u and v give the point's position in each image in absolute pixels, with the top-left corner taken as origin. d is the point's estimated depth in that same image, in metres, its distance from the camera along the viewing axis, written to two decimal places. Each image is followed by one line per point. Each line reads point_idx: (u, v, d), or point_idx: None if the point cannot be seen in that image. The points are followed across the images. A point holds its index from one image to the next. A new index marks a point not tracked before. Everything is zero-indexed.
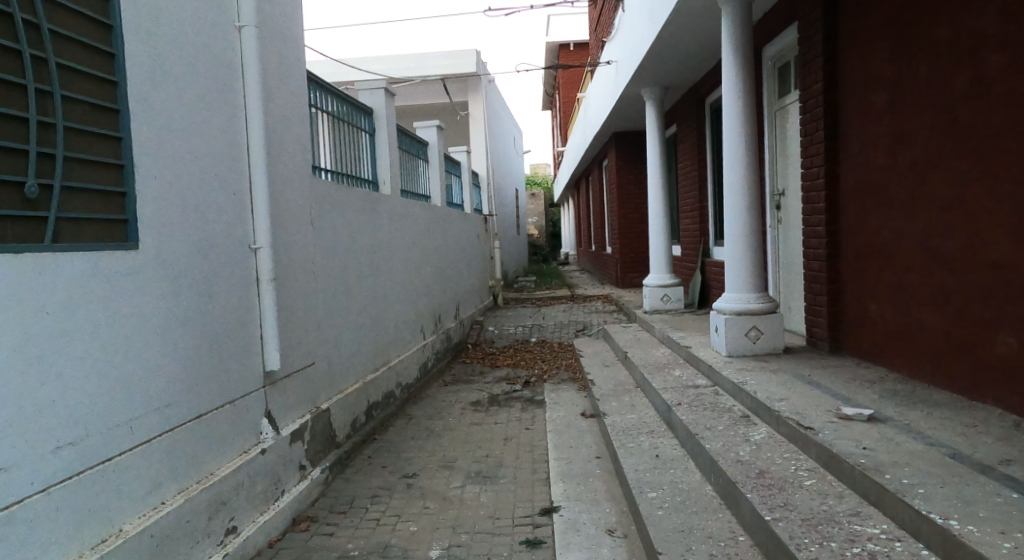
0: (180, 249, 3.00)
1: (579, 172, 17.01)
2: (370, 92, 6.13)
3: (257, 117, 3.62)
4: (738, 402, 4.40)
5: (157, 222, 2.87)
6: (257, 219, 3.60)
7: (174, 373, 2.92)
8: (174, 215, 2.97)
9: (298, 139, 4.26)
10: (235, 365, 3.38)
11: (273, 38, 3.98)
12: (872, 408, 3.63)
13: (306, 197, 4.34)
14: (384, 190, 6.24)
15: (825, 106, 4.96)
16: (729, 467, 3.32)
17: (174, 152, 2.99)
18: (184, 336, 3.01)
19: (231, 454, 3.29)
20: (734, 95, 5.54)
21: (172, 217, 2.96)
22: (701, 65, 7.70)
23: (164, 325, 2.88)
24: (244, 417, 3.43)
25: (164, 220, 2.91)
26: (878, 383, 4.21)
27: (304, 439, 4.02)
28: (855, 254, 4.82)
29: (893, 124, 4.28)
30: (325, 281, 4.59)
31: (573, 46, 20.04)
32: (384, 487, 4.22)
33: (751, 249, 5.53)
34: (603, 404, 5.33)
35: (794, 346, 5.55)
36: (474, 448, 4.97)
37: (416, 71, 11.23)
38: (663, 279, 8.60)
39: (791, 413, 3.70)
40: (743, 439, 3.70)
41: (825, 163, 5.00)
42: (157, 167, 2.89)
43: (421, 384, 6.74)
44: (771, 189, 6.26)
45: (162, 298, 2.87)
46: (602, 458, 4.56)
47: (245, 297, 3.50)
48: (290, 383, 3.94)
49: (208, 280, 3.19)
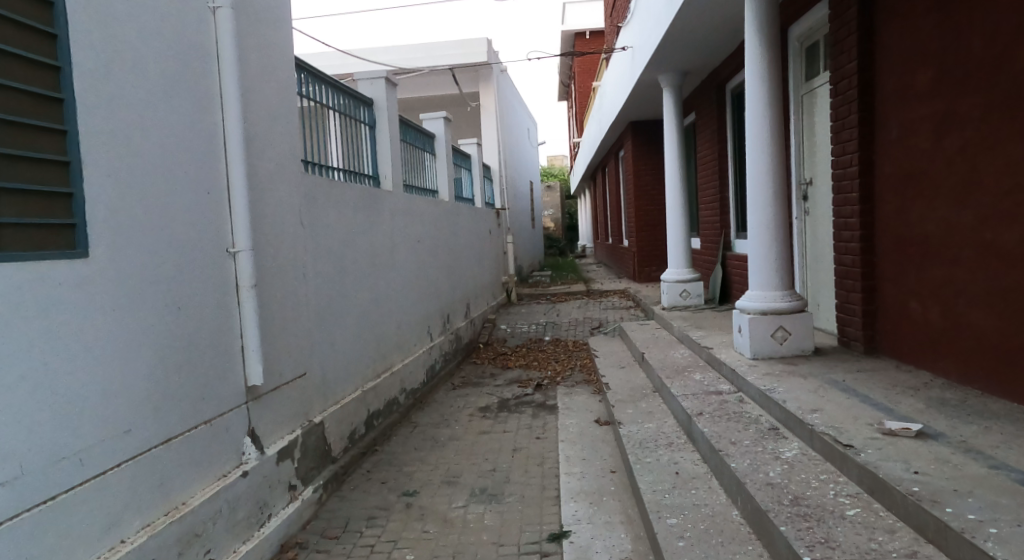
0: (143, 256, 2.70)
1: (595, 163, 16.60)
2: (370, 81, 5.80)
3: (235, 109, 3.30)
4: (764, 412, 4.05)
5: (113, 228, 2.57)
6: (236, 220, 3.30)
7: (135, 394, 2.63)
8: (132, 219, 2.66)
9: (286, 131, 3.95)
10: (210, 383, 3.07)
11: (255, 24, 3.67)
12: (921, 422, 3.26)
13: (295, 196, 4.02)
14: (386, 185, 5.90)
15: (859, 87, 4.58)
16: (757, 492, 2.97)
17: (133, 146, 2.68)
18: (148, 353, 2.70)
19: (208, 479, 3.00)
20: (757, 77, 5.14)
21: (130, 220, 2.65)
22: (721, 49, 7.29)
23: (121, 344, 2.58)
24: (223, 438, 3.14)
25: (122, 225, 2.61)
26: (923, 391, 3.83)
27: (294, 457, 3.73)
28: (893, 247, 4.45)
29: (941, 105, 3.91)
30: (318, 285, 4.30)
31: (589, 34, 19.59)
32: (382, 507, 3.92)
33: (777, 243, 5.14)
34: (619, 410, 4.97)
35: (824, 346, 5.16)
36: (480, 462, 4.64)
37: (424, 62, 11.03)
38: (682, 274, 8.22)
39: (826, 427, 3.34)
40: (773, 456, 3.34)
41: (858, 149, 4.62)
42: (115, 163, 2.59)
43: (428, 388, 6.44)
44: (798, 178, 5.88)
45: (119, 312, 2.57)
46: (617, 472, 4.22)
47: (223, 307, 3.20)
48: (276, 397, 3.64)
49: (177, 291, 2.89)
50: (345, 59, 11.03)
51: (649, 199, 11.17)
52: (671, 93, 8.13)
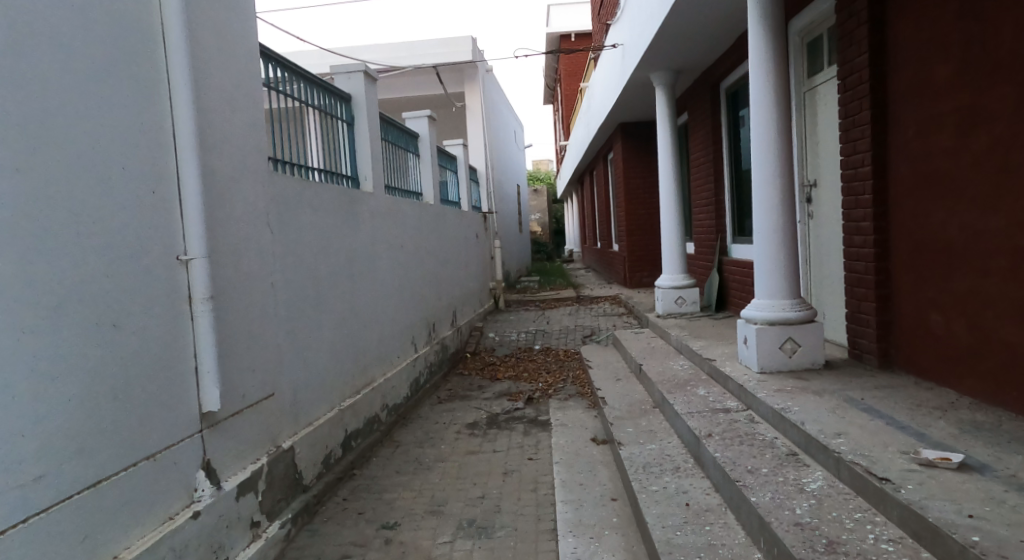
0: (58, 270, 2.32)
1: (584, 165, 16.27)
2: (346, 75, 5.37)
3: (184, 99, 2.92)
4: (779, 434, 3.69)
5: (15, 240, 2.19)
6: (188, 224, 2.92)
7: (46, 433, 2.24)
8: (42, 229, 2.28)
9: (250, 127, 3.55)
10: (153, 413, 2.68)
11: (209, 5, 3.27)
12: (961, 451, 2.92)
13: (261, 199, 3.63)
14: (366, 187, 5.51)
15: (871, 81, 4.25)
16: (785, 534, 2.60)
17: (42, 142, 2.30)
18: (64, 385, 2.32)
19: (149, 526, 2.60)
20: (762, 71, 4.80)
21: (39, 225, 2.27)
22: (716, 47, 6.96)
23: (26, 376, 2.19)
24: (170, 475, 2.74)
25: (29, 236, 2.23)
26: (953, 412, 3.49)
27: (258, 490, 3.32)
28: (911, 254, 4.12)
29: (964, 98, 3.58)
30: (287, 296, 3.89)
31: (575, 36, 19.31)
32: (358, 544, 3.51)
33: (785, 249, 4.79)
34: (617, 429, 4.60)
35: (835, 359, 4.81)
36: (467, 488, 4.24)
37: (407, 61, 10.67)
38: (677, 280, 7.87)
39: (855, 455, 2.99)
40: (797, 488, 2.97)
41: (871, 148, 4.29)
42: (20, 164, 2.22)
43: (413, 403, 6.04)
44: (802, 180, 5.55)
45: (23, 339, 2.19)
46: (619, 500, 3.84)
47: (171, 325, 2.81)
48: (237, 423, 3.23)
49: (108, 309, 2.51)
50: (325, 57, 10.63)
51: (641, 201, 10.83)
52: (664, 92, 7.80)
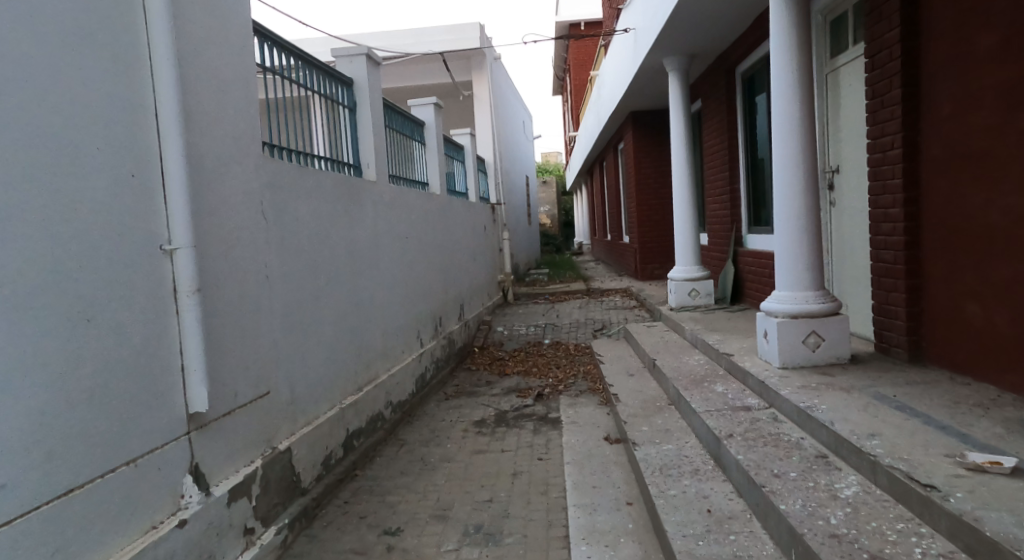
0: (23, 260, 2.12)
1: (593, 156, 16.01)
2: (348, 59, 5.14)
3: (167, 76, 2.72)
4: (806, 434, 3.46)
5: None
6: (172, 211, 2.72)
7: (11, 438, 2.04)
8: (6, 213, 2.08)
9: (242, 108, 3.34)
10: (134, 414, 2.49)
11: None
12: (1011, 454, 2.68)
13: (254, 185, 3.42)
14: (369, 176, 5.28)
15: (902, 59, 3.99)
16: (821, 547, 2.38)
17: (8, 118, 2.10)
18: (32, 385, 2.12)
19: (130, 536, 2.41)
20: (785, 50, 4.54)
21: (4, 209, 2.07)
22: (732, 29, 6.69)
23: None
24: (154, 480, 2.54)
25: None
26: (995, 410, 3.24)
27: (252, 494, 3.12)
28: (945, 241, 3.86)
29: (1007, 72, 3.33)
30: (283, 289, 3.68)
31: (584, 25, 19.06)
32: (358, 551, 3.31)
33: (808, 238, 4.54)
34: (631, 427, 4.37)
35: (861, 353, 4.56)
36: (474, 490, 4.04)
37: (414, 49, 10.40)
38: (690, 272, 7.62)
39: (893, 458, 2.76)
40: (830, 495, 2.75)
41: (901, 129, 4.03)
42: None
43: (418, 400, 5.83)
44: (823, 165, 5.28)
45: None
46: (635, 504, 3.62)
47: (153, 319, 2.61)
48: (228, 422, 3.04)
49: (81, 302, 2.30)
50: (331, 44, 10.43)
51: (651, 191, 10.58)
52: (677, 77, 7.53)
